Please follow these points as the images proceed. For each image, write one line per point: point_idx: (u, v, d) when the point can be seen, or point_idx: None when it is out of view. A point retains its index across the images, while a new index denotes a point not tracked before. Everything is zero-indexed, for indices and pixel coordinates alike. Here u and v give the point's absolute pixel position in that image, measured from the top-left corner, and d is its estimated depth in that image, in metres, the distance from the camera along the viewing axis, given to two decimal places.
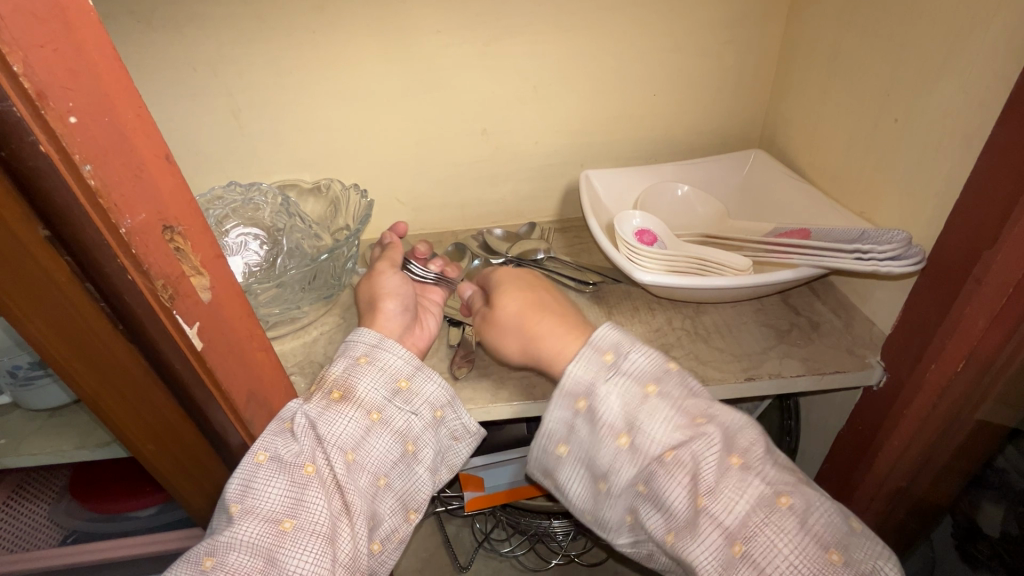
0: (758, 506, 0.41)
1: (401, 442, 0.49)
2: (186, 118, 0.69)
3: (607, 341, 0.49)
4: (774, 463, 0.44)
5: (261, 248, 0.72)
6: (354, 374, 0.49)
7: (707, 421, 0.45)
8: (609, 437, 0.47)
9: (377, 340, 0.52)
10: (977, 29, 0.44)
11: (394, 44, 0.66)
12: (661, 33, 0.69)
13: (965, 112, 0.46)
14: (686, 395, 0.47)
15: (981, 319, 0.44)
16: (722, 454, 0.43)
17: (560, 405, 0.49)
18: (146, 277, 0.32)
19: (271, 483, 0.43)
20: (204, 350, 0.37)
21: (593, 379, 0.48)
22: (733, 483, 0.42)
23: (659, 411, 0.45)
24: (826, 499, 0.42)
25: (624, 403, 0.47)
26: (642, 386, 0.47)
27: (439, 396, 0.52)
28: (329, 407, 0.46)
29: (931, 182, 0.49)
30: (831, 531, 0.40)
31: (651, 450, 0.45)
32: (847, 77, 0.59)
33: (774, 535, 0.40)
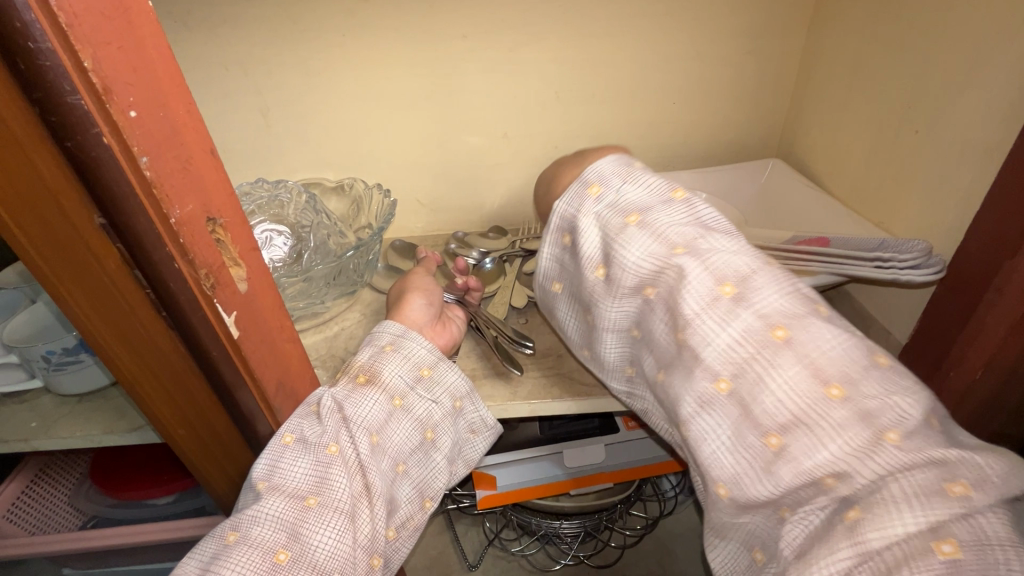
0: (746, 337, 0.37)
1: (421, 429, 0.50)
2: (216, 115, 0.71)
3: (600, 173, 0.46)
4: (779, 292, 0.38)
5: (287, 243, 0.73)
6: (380, 360, 0.50)
7: (689, 251, 0.40)
8: (589, 270, 0.46)
9: (401, 331, 0.53)
10: (1002, 45, 0.44)
11: (420, 48, 0.68)
12: (683, 43, 0.70)
13: (988, 126, 0.46)
14: (680, 223, 0.42)
15: (1002, 328, 0.44)
16: (705, 283, 0.39)
17: (549, 243, 0.50)
18: (191, 266, 0.34)
19: (298, 461, 0.44)
20: (239, 339, 0.39)
21: (575, 211, 0.47)
22: (718, 313, 0.38)
23: (640, 241, 0.42)
24: (835, 332, 0.36)
25: (605, 235, 0.45)
26: (627, 216, 0.44)
27: (459, 387, 0.54)
28: (355, 390, 0.48)
29: (951, 194, 0.50)
30: (840, 364, 0.35)
31: (630, 281, 0.43)
32: (868, 89, 0.60)
33: (762, 368, 0.36)
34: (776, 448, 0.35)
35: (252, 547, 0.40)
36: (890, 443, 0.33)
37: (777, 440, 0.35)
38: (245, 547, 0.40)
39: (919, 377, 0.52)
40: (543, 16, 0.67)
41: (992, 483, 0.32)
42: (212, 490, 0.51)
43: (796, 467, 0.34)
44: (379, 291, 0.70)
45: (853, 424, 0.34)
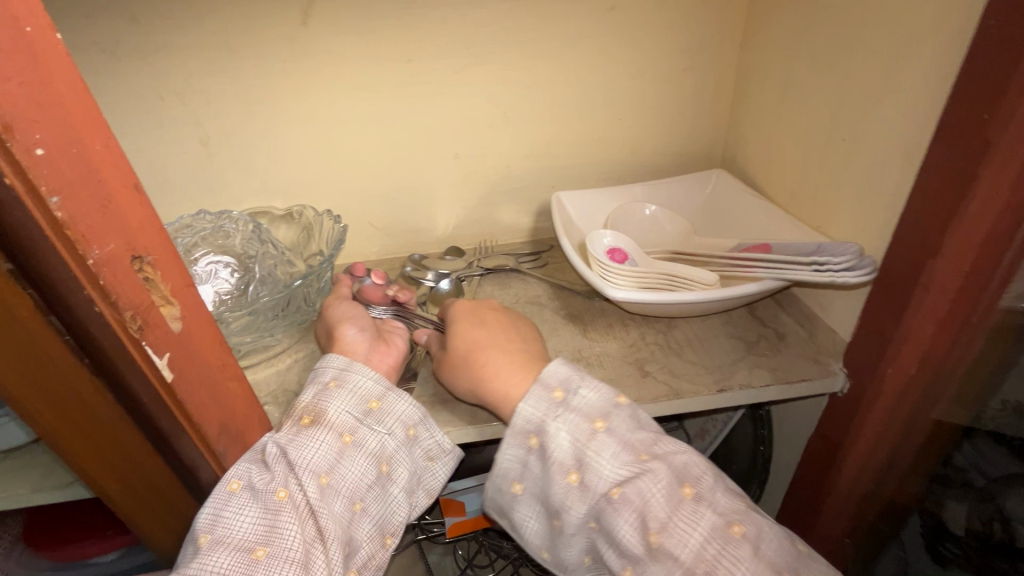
0: (712, 537, 0.41)
1: (376, 463, 0.48)
2: (153, 147, 0.68)
3: (557, 376, 0.49)
4: (722, 489, 0.44)
5: (232, 275, 0.72)
6: (324, 398, 0.48)
7: (653, 457, 0.44)
8: (560, 475, 0.45)
9: (345, 364, 0.51)
10: (911, 57, 0.47)
11: (365, 73, 0.68)
12: (624, 61, 0.72)
13: (905, 132, 0.49)
14: (635, 427, 0.46)
15: (929, 324, 0.47)
16: (671, 485, 0.43)
17: (512, 443, 0.48)
18: (114, 307, 0.32)
19: (243, 511, 0.42)
20: (173, 381, 0.36)
21: (543, 414, 0.47)
22: (686, 516, 0.42)
23: (610, 449, 0.44)
24: (774, 535, 0.43)
25: (575, 441, 0.45)
26: (592, 421, 0.46)
27: (411, 415, 0.51)
28: (300, 433, 0.46)
29: (878, 197, 0.53)
30: (781, 555, 0.42)
31: (603, 486, 0.44)
32: (798, 100, 0.62)
33: (732, 565, 0.40)
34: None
35: None
36: None
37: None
38: None
39: (863, 374, 0.54)
40: (486, 38, 0.68)
41: None
42: (152, 542, 0.47)
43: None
44: None
45: None
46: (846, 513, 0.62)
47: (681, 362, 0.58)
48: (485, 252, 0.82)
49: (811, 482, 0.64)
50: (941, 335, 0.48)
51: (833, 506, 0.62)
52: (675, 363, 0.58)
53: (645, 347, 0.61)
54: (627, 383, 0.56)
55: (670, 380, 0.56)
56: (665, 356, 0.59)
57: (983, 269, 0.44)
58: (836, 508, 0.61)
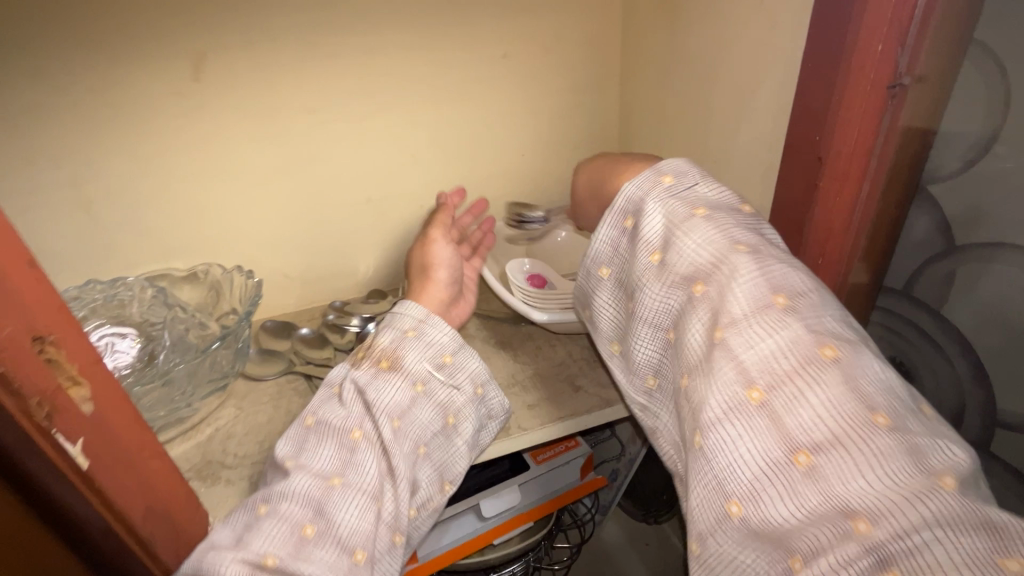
0: (795, 355, 0.37)
1: (442, 414, 0.53)
2: (25, 216, 0.62)
3: (672, 168, 0.50)
4: (829, 318, 0.40)
5: (134, 346, 0.64)
6: (402, 345, 0.54)
7: (748, 255, 0.43)
8: (644, 253, 0.48)
9: (423, 315, 0.57)
10: (752, 92, 0.57)
11: (265, 125, 0.67)
12: (519, 102, 0.78)
13: (759, 154, 0.58)
14: (741, 233, 0.45)
15: None
16: (759, 289, 0.41)
17: (609, 224, 0.52)
18: (17, 396, 0.30)
19: (323, 442, 0.49)
20: (89, 467, 0.34)
21: (645, 196, 0.49)
22: (766, 318, 0.39)
23: (702, 231, 0.45)
24: (881, 379, 0.36)
25: (672, 223, 0.47)
26: (694, 209, 0.47)
27: (479, 374, 0.56)
28: (377, 375, 0.52)
29: (748, 208, 0.61)
30: (884, 397, 0.35)
31: (685, 273, 0.45)
32: (672, 130, 0.71)
33: (806, 384, 0.36)
34: (806, 468, 0.35)
35: (280, 520, 0.44)
36: (944, 488, 0.32)
37: (808, 458, 0.35)
38: (275, 519, 0.44)
39: None
40: (387, 86, 0.70)
41: None
42: None
43: (826, 488, 0.34)
44: (253, 378, 0.65)
45: (896, 452, 0.33)
46: None
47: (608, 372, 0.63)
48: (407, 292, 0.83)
49: None
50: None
51: None
52: (602, 375, 0.63)
53: (573, 363, 0.64)
54: (561, 400, 0.60)
55: (600, 391, 0.61)
56: (593, 369, 0.63)
57: (832, 261, 0.54)
58: None
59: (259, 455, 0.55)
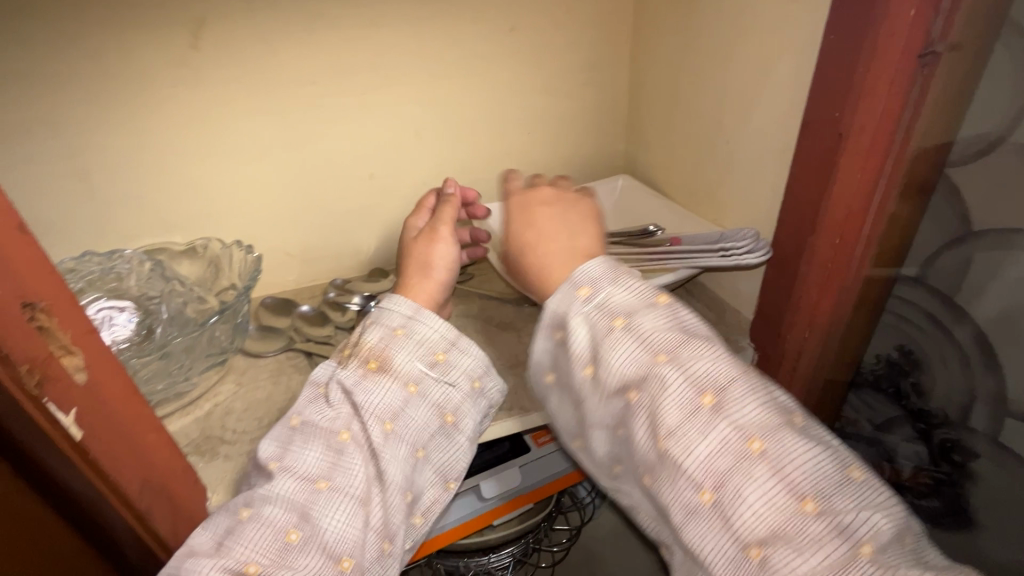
0: (731, 454, 0.38)
1: (439, 414, 0.50)
2: (19, 186, 0.60)
3: (588, 275, 0.45)
4: (760, 404, 0.39)
5: (132, 320, 0.63)
6: (391, 345, 0.50)
7: (670, 360, 0.41)
8: (578, 367, 0.45)
9: (413, 311, 0.52)
10: (772, 67, 0.54)
11: (266, 97, 0.65)
12: (526, 78, 0.76)
13: (775, 132, 0.56)
14: (663, 328, 0.42)
15: (813, 291, 0.54)
16: (687, 392, 0.40)
17: (541, 335, 0.48)
18: (7, 361, 0.29)
19: (308, 445, 0.46)
20: (82, 438, 0.33)
21: (566, 310, 0.45)
22: (700, 423, 0.39)
23: (626, 345, 0.42)
24: (809, 455, 0.37)
25: (594, 335, 0.44)
26: (613, 318, 0.43)
27: (475, 369, 0.53)
28: (365, 376, 0.49)
29: (762, 190, 0.59)
30: (813, 478, 0.37)
31: (620, 382, 0.42)
32: (684, 108, 0.69)
33: (748, 482, 0.37)
34: (759, 561, 0.36)
35: (263, 525, 0.42)
36: (864, 556, 0.34)
37: (758, 553, 0.36)
38: (256, 524, 0.42)
39: (768, 343, 0.60)
40: (393, 58, 0.68)
41: None
42: None
43: None
44: (252, 354, 0.64)
45: (829, 539, 0.35)
46: None
47: None
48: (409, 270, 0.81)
49: None
50: (826, 297, 0.54)
51: None
52: None
53: None
54: None
55: None
56: None
57: (850, 239, 0.51)
58: None
59: (258, 431, 0.55)
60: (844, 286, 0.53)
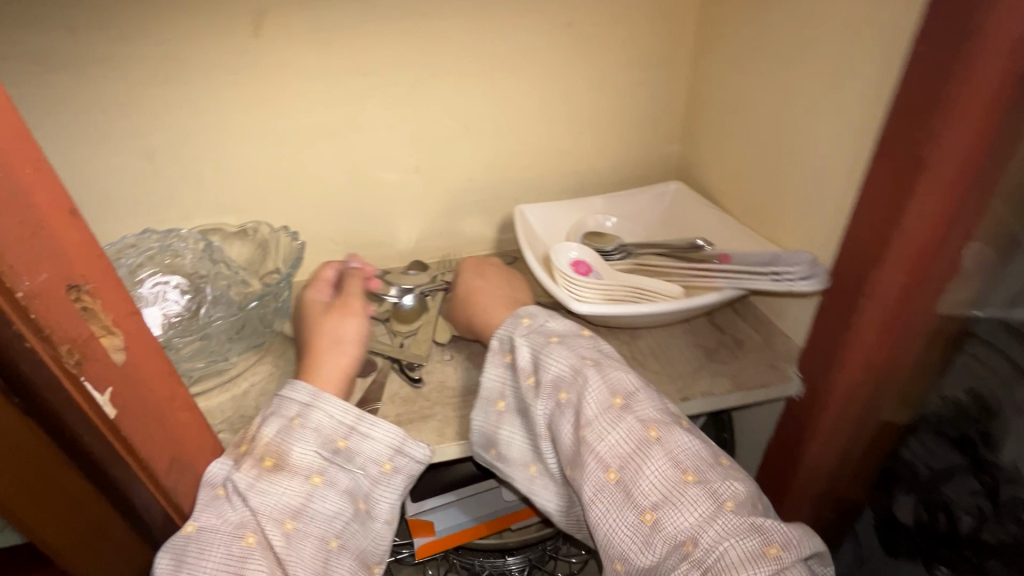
0: (631, 440, 0.44)
1: (352, 500, 0.46)
2: (94, 163, 0.64)
3: (528, 310, 0.55)
4: (655, 406, 0.46)
5: (182, 296, 0.66)
6: (288, 437, 0.46)
7: (595, 366, 0.48)
8: (521, 378, 0.50)
9: (310, 397, 0.48)
10: (849, 76, 0.49)
11: (321, 86, 0.66)
12: (581, 76, 0.73)
13: (845, 147, 0.51)
14: (587, 347, 0.51)
15: (872, 332, 0.49)
16: (602, 393, 0.46)
17: (493, 363, 0.53)
18: (50, 343, 0.30)
19: (205, 555, 0.40)
20: (117, 416, 0.34)
21: (512, 333, 0.53)
22: (610, 417, 0.45)
23: (560, 355, 0.49)
24: (692, 439, 0.44)
25: (534, 350, 0.51)
26: (549, 337, 0.52)
27: (384, 451, 0.49)
28: (261, 477, 0.44)
29: (824, 209, 0.54)
30: (692, 458, 0.43)
31: (552, 385, 0.48)
32: (746, 114, 0.64)
33: (642, 462, 0.43)
34: (650, 523, 0.41)
35: None
36: (727, 508, 0.40)
37: (650, 516, 0.41)
38: None
39: (815, 377, 0.56)
40: (446, 51, 0.67)
41: (794, 544, 0.39)
42: None
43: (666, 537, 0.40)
44: (290, 338, 0.66)
45: (702, 499, 0.41)
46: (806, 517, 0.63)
47: (644, 372, 0.59)
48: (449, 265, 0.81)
49: (773, 486, 0.65)
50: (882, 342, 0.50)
51: (793, 512, 0.63)
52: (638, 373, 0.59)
53: None
54: None
55: None
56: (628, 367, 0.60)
57: (920, 279, 0.46)
58: (795, 513, 0.63)
59: None
60: (903, 330, 0.49)
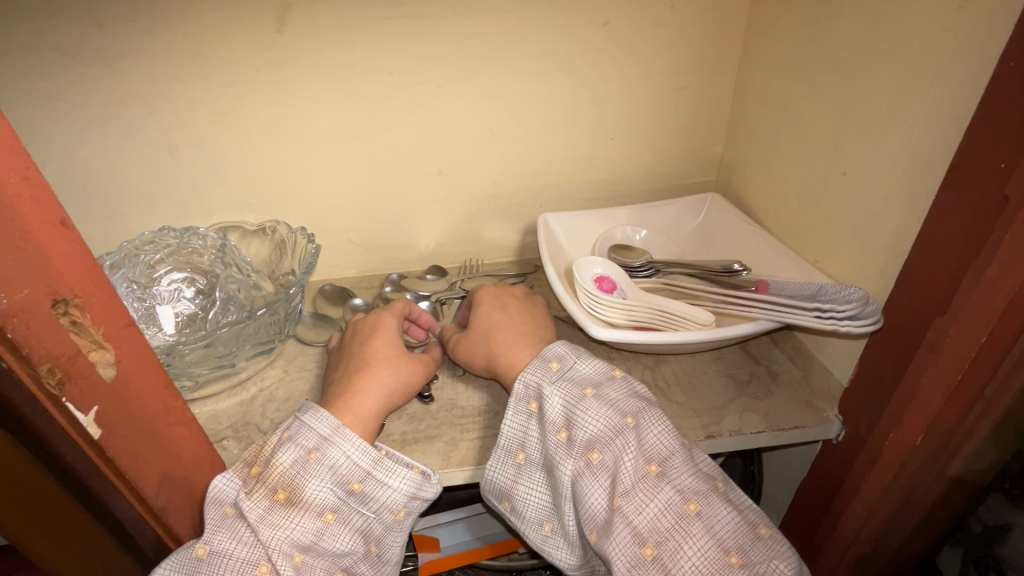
0: (669, 512, 0.42)
1: (364, 541, 0.44)
2: (117, 156, 0.64)
3: (555, 352, 0.50)
4: (690, 471, 0.44)
5: (195, 297, 0.68)
6: (303, 472, 0.43)
7: (634, 425, 0.45)
8: (548, 433, 0.46)
9: (331, 429, 0.45)
10: (920, 90, 0.44)
11: (343, 84, 0.64)
12: (616, 78, 0.69)
13: (911, 171, 0.45)
14: (624, 398, 0.47)
15: (939, 393, 0.44)
16: (639, 459, 0.43)
17: (514, 411, 0.48)
18: (27, 362, 0.29)
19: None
20: (103, 437, 0.33)
21: (540, 380, 0.48)
22: (648, 488, 0.43)
23: (596, 411, 0.45)
24: (732, 513, 0.42)
25: (566, 403, 0.46)
26: (583, 387, 0.47)
27: (398, 500, 0.45)
28: (271, 511, 0.41)
29: (881, 238, 0.49)
30: (735, 536, 0.42)
31: (585, 446, 0.44)
32: (797, 126, 0.59)
33: (682, 539, 0.41)
34: None
35: None
36: None
37: None
38: None
39: (862, 425, 0.51)
40: (475, 50, 0.64)
41: None
42: None
43: None
44: (303, 343, 0.64)
45: None
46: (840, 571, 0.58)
47: (668, 403, 0.55)
48: (471, 270, 0.79)
49: (804, 532, 0.60)
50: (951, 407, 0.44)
51: (826, 564, 0.58)
52: (662, 404, 0.55)
53: None
54: None
55: None
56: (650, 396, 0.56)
57: (1002, 337, 0.40)
58: (828, 566, 0.58)
59: None
60: (977, 396, 0.44)
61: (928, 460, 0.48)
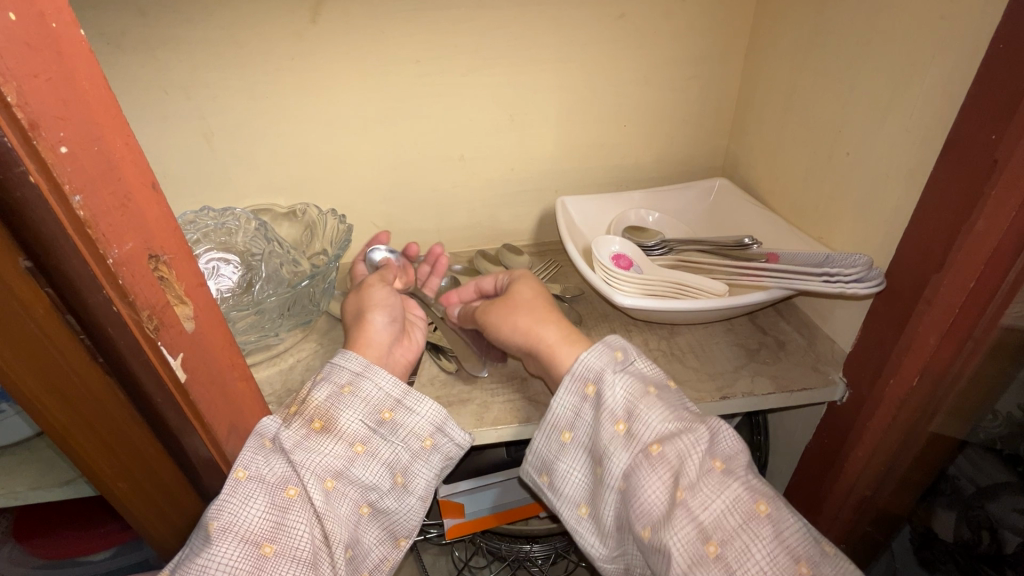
0: (735, 509, 0.42)
1: (390, 473, 0.48)
2: (156, 142, 0.67)
3: (619, 342, 0.51)
4: (753, 474, 0.45)
5: (235, 273, 0.72)
6: (338, 404, 0.47)
7: (703, 426, 0.46)
8: (607, 421, 0.47)
9: (362, 367, 0.49)
10: (917, 75, 0.48)
11: (373, 72, 0.67)
12: (630, 68, 0.73)
13: (907, 150, 0.49)
14: (683, 404, 0.48)
15: (931, 336, 0.48)
16: (706, 453, 0.45)
17: (569, 389, 0.50)
18: (132, 308, 0.32)
19: (248, 502, 0.41)
20: (186, 380, 0.36)
21: (603, 366, 0.49)
22: (713, 483, 0.43)
23: (660, 409, 0.47)
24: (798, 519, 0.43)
25: (628, 397, 0.48)
26: (647, 385, 0.49)
27: (425, 427, 0.50)
28: (308, 437, 0.45)
29: (880, 211, 0.53)
30: (804, 545, 0.42)
31: (646, 437, 0.46)
32: (802, 110, 0.63)
33: (750, 540, 0.41)
34: None
35: None
36: None
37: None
38: None
39: (861, 380, 0.55)
40: (497, 39, 0.68)
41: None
42: (155, 543, 0.47)
43: None
44: (335, 318, 0.68)
45: None
46: (840, 519, 0.64)
47: (684, 368, 0.59)
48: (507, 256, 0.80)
49: (809, 488, 0.65)
50: (941, 349, 0.49)
51: (827, 513, 0.63)
52: (677, 369, 0.59)
53: (648, 353, 0.61)
54: None
55: (673, 385, 0.57)
56: (668, 362, 0.60)
57: (985, 284, 0.45)
58: (829, 515, 0.63)
59: None
60: (968, 336, 0.48)
61: (920, 404, 0.53)
